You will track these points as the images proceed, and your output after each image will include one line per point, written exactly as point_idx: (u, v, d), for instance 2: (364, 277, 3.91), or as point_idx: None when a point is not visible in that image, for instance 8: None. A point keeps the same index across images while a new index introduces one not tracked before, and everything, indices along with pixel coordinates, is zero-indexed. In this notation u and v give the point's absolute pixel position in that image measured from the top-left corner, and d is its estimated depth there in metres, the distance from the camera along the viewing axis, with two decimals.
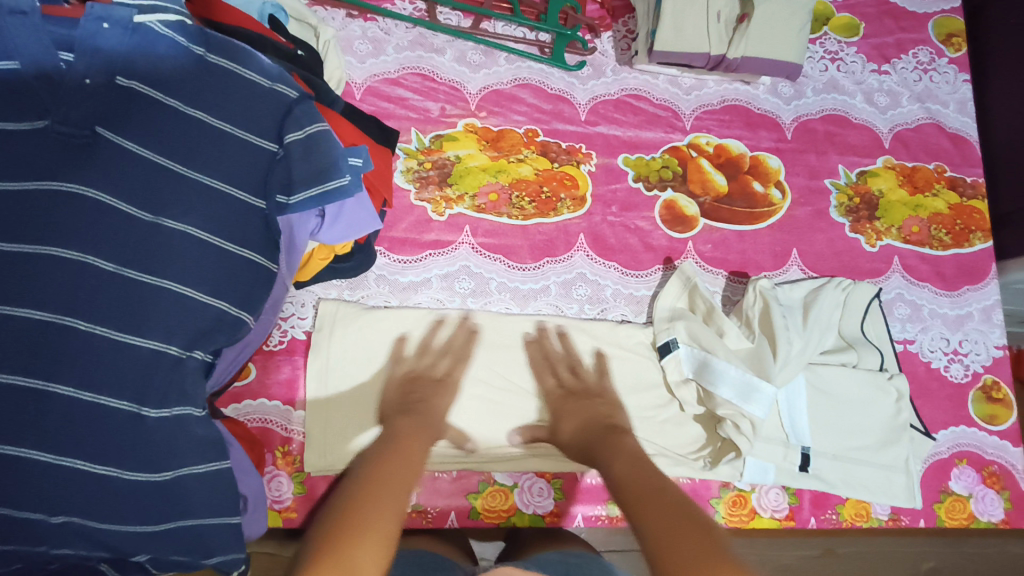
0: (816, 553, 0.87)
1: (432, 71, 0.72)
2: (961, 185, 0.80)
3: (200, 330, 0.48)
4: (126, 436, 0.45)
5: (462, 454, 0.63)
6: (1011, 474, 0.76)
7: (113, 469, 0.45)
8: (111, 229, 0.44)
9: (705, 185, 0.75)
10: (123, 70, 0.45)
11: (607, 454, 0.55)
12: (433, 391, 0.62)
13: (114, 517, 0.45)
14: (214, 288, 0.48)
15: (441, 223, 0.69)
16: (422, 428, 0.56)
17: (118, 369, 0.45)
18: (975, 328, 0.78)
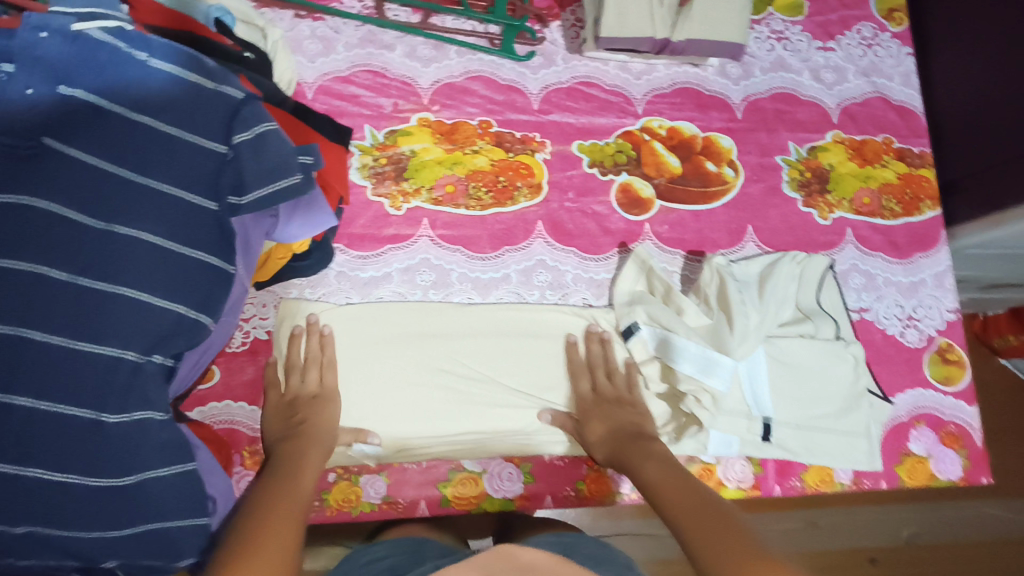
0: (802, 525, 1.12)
1: (381, 67, 0.78)
2: (909, 155, 0.84)
3: (158, 335, 0.57)
4: (89, 438, 0.54)
5: (431, 431, 0.68)
6: (970, 433, 0.77)
7: (76, 473, 0.54)
8: (64, 236, 0.54)
9: (659, 167, 0.79)
10: (66, 81, 0.54)
11: (635, 461, 0.61)
12: (311, 406, 0.64)
13: (77, 511, 0.55)
14: (168, 292, 0.57)
15: (398, 217, 0.74)
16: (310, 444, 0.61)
17: (77, 372, 0.54)
18: (929, 294, 0.80)
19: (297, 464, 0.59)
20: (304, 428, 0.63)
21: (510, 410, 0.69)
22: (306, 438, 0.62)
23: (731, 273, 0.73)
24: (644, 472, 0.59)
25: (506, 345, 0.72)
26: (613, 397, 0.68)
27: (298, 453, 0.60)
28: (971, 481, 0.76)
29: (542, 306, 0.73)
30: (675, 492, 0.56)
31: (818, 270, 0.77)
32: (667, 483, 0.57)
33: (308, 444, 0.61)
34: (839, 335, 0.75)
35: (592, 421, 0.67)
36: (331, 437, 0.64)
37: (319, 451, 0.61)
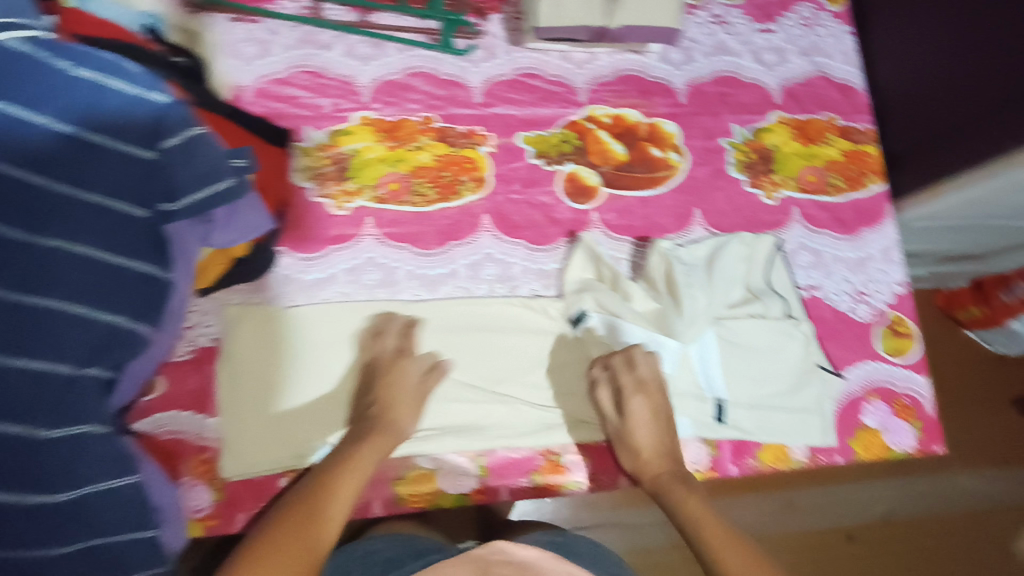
0: (781, 505, 1.25)
1: (320, 67, 0.77)
2: (853, 133, 0.85)
3: (95, 348, 0.56)
4: (25, 456, 0.53)
5: None
6: (922, 404, 0.78)
7: (14, 492, 0.52)
8: None
9: (605, 155, 0.79)
10: None
11: (678, 492, 0.65)
12: (395, 390, 0.65)
13: (15, 533, 0.53)
14: (103, 304, 0.56)
15: (342, 217, 0.73)
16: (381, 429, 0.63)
17: (9, 391, 0.52)
18: (877, 269, 0.81)
19: (360, 453, 0.61)
20: (376, 412, 0.64)
21: (462, 403, 0.70)
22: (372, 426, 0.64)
23: (679, 256, 0.75)
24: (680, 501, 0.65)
25: (456, 340, 0.72)
26: (659, 403, 0.68)
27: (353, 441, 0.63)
28: (925, 451, 0.77)
29: (491, 300, 0.73)
30: (712, 530, 0.62)
31: (766, 250, 0.78)
32: (705, 517, 0.63)
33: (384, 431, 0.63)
34: (789, 313, 0.76)
35: (640, 421, 0.68)
36: (407, 424, 0.65)
37: (388, 441, 0.63)
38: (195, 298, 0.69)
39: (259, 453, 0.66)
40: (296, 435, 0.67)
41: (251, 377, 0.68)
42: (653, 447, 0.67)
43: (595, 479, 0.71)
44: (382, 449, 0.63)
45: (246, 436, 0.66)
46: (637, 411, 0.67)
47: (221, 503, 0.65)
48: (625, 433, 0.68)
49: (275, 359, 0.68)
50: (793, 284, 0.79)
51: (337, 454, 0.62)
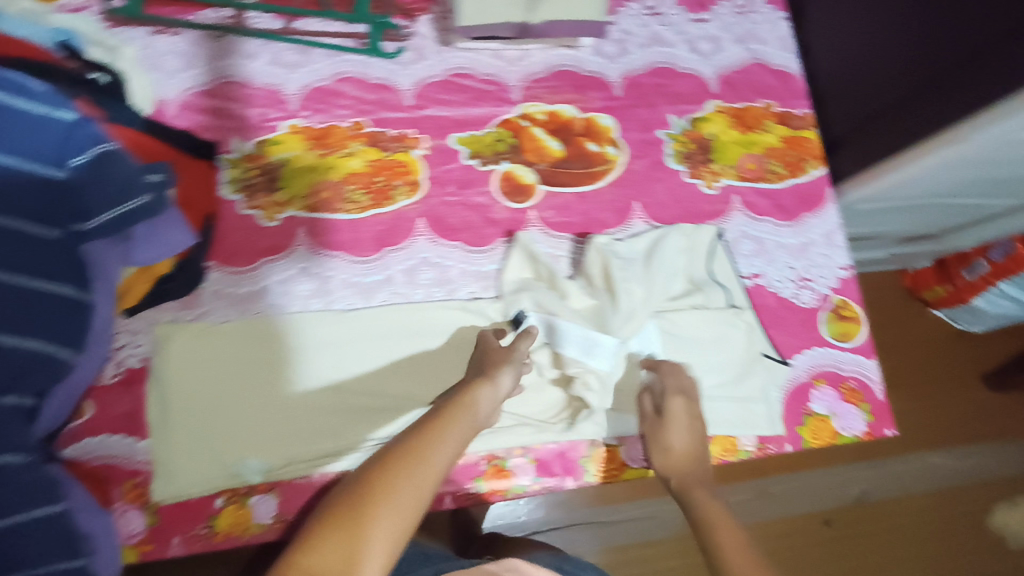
0: (752, 495, 1.26)
1: (245, 77, 0.75)
2: (791, 118, 0.85)
3: (18, 374, 0.54)
4: None
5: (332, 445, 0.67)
6: (870, 387, 0.78)
7: None
8: None
9: (540, 152, 0.79)
10: None
11: (699, 492, 0.67)
12: (491, 359, 0.66)
13: None
14: (25, 329, 0.54)
15: (273, 228, 0.72)
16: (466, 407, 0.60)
17: None
18: (819, 253, 0.81)
19: (437, 433, 0.57)
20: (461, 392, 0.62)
21: (401, 412, 0.69)
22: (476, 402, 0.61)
23: (616, 253, 0.75)
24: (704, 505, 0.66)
25: (393, 348, 0.71)
26: (682, 397, 0.69)
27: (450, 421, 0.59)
28: (876, 434, 0.77)
29: (429, 304, 0.72)
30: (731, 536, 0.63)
31: (707, 243, 0.78)
32: (721, 519, 0.65)
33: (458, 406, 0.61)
34: (730, 303, 0.77)
35: (677, 414, 0.68)
36: (502, 383, 0.64)
37: (464, 417, 0.60)
38: (122, 320, 0.68)
39: (191, 475, 0.64)
40: (227, 456, 0.65)
41: (185, 395, 0.66)
42: (687, 447, 0.68)
43: (540, 481, 0.71)
44: (460, 441, 0.58)
45: (177, 458, 0.65)
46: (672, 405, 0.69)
47: (154, 527, 0.64)
48: (657, 428, 0.69)
49: (209, 379, 0.67)
50: (735, 273, 0.79)
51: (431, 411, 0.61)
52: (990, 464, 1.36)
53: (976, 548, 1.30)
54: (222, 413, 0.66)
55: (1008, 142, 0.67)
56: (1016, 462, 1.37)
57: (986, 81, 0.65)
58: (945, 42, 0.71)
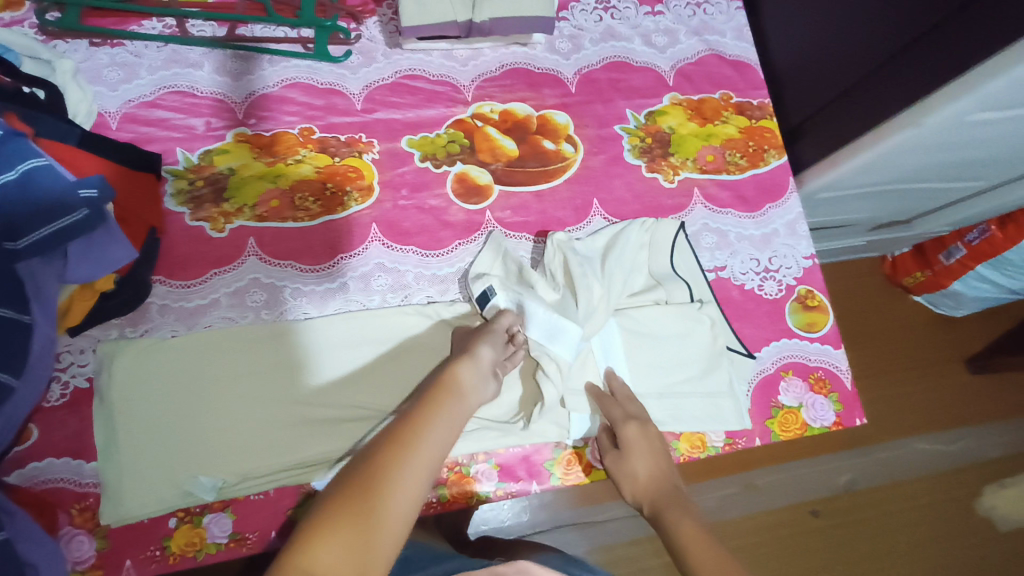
0: (738, 490, 1.25)
1: (189, 86, 0.74)
2: (749, 109, 0.84)
3: None
4: None
5: (289, 460, 0.65)
6: (838, 376, 0.77)
7: None
8: None
9: (495, 152, 0.77)
10: None
11: (671, 514, 0.65)
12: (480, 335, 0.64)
13: None
14: None
15: (221, 239, 0.71)
16: (451, 395, 0.58)
17: None
18: (783, 244, 0.80)
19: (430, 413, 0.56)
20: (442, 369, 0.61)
21: (358, 422, 0.67)
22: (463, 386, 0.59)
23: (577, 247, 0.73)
24: (677, 527, 0.63)
25: (346, 358, 0.69)
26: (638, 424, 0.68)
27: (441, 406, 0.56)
28: (846, 424, 0.76)
29: (383, 310, 0.70)
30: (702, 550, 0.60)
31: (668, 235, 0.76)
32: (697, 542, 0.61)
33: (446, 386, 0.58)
34: (692, 297, 0.75)
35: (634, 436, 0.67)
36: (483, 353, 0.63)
37: (453, 402, 0.57)
38: (68, 339, 0.66)
39: (140, 498, 0.62)
40: (177, 475, 0.63)
41: (131, 414, 0.64)
42: (647, 472, 0.67)
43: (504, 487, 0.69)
44: (450, 429, 0.56)
45: (126, 481, 0.62)
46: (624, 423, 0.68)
47: (105, 551, 0.62)
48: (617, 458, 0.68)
49: (156, 397, 0.65)
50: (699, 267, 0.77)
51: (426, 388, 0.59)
52: (977, 448, 1.35)
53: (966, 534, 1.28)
54: (171, 432, 0.64)
55: (956, 126, 0.67)
56: (1001, 445, 1.37)
57: (928, 69, 0.65)
58: (877, 36, 0.71)
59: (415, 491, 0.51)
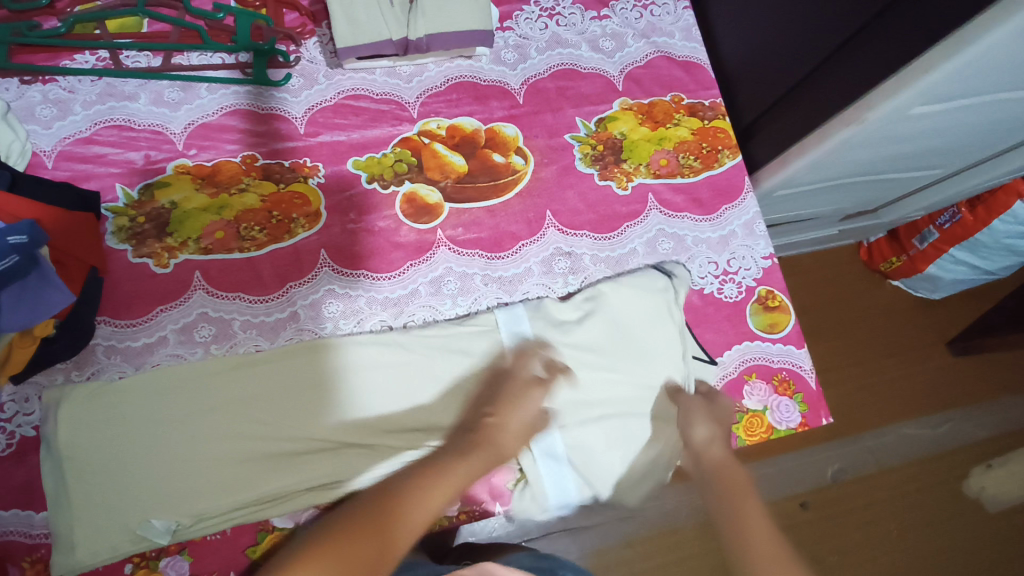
0: None
1: (126, 119, 0.73)
2: (700, 110, 0.83)
3: None
4: None
5: (246, 500, 0.63)
6: (803, 376, 0.76)
7: None
8: None
9: (444, 169, 0.76)
10: None
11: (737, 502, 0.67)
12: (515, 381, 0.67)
13: None
14: None
15: (166, 275, 0.69)
16: (472, 458, 0.62)
17: None
18: (741, 245, 0.79)
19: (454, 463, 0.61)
20: (490, 429, 0.64)
21: (314, 454, 0.65)
22: (484, 446, 0.63)
23: (540, 317, 0.71)
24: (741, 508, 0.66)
25: (300, 394, 0.66)
26: (721, 433, 0.70)
27: (464, 460, 0.62)
28: (813, 424, 0.75)
29: (335, 338, 0.68)
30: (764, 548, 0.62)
31: (644, 281, 0.73)
32: (750, 515, 0.65)
33: (469, 445, 0.63)
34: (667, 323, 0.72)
35: (708, 422, 0.70)
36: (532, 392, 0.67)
37: (479, 458, 0.63)
38: (12, 387, 0.65)
39: (91, 548, 0.60)
40: (130, 520, 0.61)
41: (78, 463, 0.62)
42: (708, 436, 0.69)
43: (467, 510, 0.68)
44: (456, 490, 0.61)
45: (76, 532, 0.61)
46: (710, 410, 0.70)
47: None
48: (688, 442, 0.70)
49: (99, 444, 0.62)
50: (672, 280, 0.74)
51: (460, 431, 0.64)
52: (963, 429, 1.35)
53: (958, 517, 1.27)
54: (117, 479, 0.62)
55: (899, 121, 0.66)
56: (986, 424, 1.36)
57: (864, 73, 0.65)
58: (806, 44, 0.71)
59: (407, 537, 0.57)
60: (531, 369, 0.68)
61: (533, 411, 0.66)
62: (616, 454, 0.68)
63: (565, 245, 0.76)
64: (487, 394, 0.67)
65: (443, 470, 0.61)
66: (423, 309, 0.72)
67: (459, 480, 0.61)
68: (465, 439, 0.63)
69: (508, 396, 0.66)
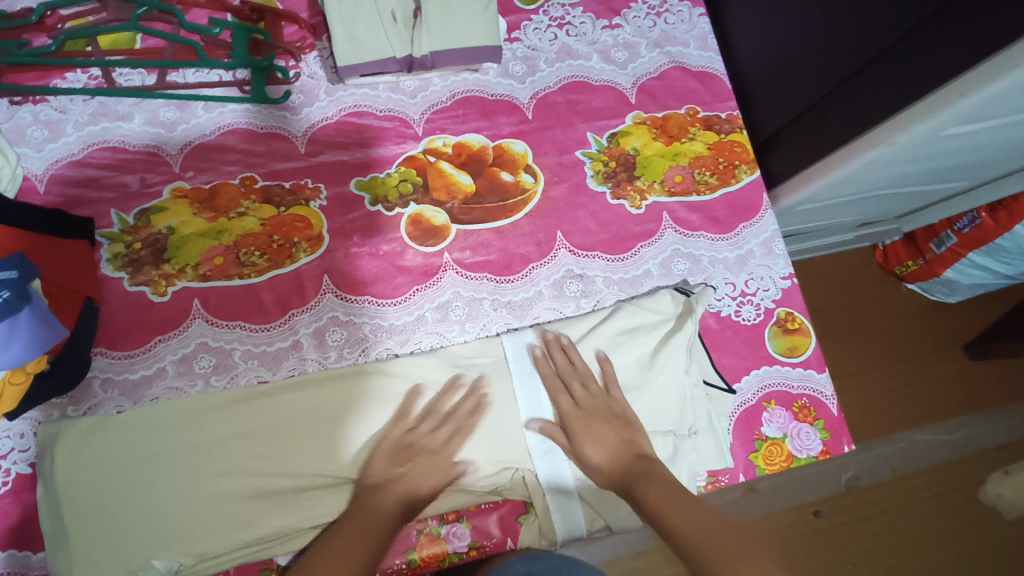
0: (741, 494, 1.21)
1: (120, 141, 0.71)
2: (717, 123, 0.80)
3: None
4: None
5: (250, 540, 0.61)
6: (824, 402, 0.73)
7: None
8: None
9: (450, 189, 0.73)
10: None
11: (642, 486, 0.60)
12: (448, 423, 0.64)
13: None
14: None
15: (163, 303, 0.67)
16: (389, 513, 0.59)
17: None
18: (759, 265, 0.76)
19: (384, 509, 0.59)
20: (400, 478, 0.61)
21: (319, 490, 0.63)
22: (391, 502, 0.60)
23: (551, 346, 0.68)
24: (645, 495, 0.59)
25: (306, 429, 0.63)
26: (613, 444, 0.63)
27: (381, 515, 0.59)
28: (834, 452, 0.72)
29: (340, 369, 0.66)
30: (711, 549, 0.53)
31: (563, 368, 0.67)
32: (668, 500, 0.58)
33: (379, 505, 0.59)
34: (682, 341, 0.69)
35: (589, 440, 0.64)
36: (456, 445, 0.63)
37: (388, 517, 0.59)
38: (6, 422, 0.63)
39: None
40: (129, 560, 0.59)
41: (74, 503, 0.59)
42: (597, 449, 0.63)
43: (477, 547, 0.66)
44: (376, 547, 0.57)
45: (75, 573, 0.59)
46: (586, 423, 0.64)
47: None
48: (575, 455, 0.64)
49: (96, 482, 0.60)
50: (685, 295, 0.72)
51: (387, 484, 0.61)
52: (981, 435, 1.31)
53: (976, 524, 1.23)
54: (115, 519, 0.60)
55: (931, 141, 0.63)
56: (1006, 430, 1.32)
57: (892, 93, 0.61)
58: (829, 59, 0.68)
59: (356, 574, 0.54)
60: (440, 428, 0.63)
61: (441, 472, 0.62)
62: None
63: (577, 266, 0.73)
64: (393, 446, 0.62)
65: (359, 521, 0.57)
66: (430, 336, 0.69)
67: (372, 538, 0.57)
68: (365, 498, 0.60)
69: (407, 460, 0.62)
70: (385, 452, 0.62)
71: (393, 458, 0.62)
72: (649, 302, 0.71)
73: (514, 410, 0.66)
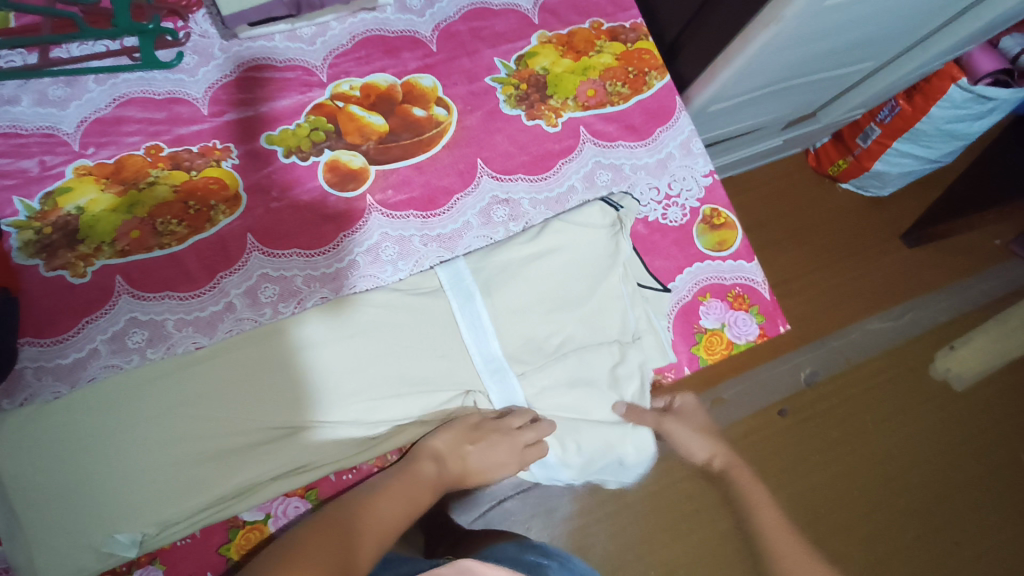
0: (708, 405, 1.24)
1: (11, 126, 0.68)
2: (621, 33, 0.81)
3: None
4: None
5: (217, 498, 0.61)
6: (756, 288, 0.76)
7: None
8: None
9: (363, 131, 0.72)
10: None
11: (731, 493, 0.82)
12: (355, 353, 0.65)
13: None
14: None
15: (84, 284, 0.65)
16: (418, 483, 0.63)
17: None
18: (680, 166, 0.78)
19: (399, 478, 0.63)
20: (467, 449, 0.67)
21: (274, 443, 0.63)
22: (421, 475, 0.64)
23: (485, 270, 0.70)
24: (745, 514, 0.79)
25: (254, 388, 0.63)
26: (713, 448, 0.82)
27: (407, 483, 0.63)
28: (771, 334, 0.75)
29: (277, 322, 0.66)
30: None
31: (499, 287, 0.69)
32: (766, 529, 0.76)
33: (410, 481, 0.63)
34: (615, 249, 0.71)
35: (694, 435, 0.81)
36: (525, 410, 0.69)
37: (420, 495, 0.63)
38: None
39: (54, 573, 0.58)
40: (91, 539, 0.58)
41: (24, 491, 0.58)
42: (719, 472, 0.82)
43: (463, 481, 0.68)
44: (406, 512, 0.62)
45: (37, 560, 0.58)
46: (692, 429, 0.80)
47: None
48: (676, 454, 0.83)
49: (42, 468, 0.59)
50: (608, 202, 0.73)
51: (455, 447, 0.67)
52: (925, 317, 1.37)
53: (928, 398, 1.30)
54: (66, 501, 0.58)
55: (818, 13, 0.65)
56: (948, 308, 1.38)
57: None
58: None
59: (353, 542, 0.57)
60: (362, 356, 0.65)
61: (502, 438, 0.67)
62: (582, 390, 0.70)
63: (501, 191, 0.73)
64: (321, 392, 0.64)
65: (374, 504, 0.60)
66: (366, 280, 0.69)
67: (403, 508, 0.62)
68: (419, 465, 0.64)
69: (476, 443, 0.67)
70: (459, 431, 0.67)
71: (467, 435, 0.67)
72: (575, 214, 0.72)
73: (457, 335, 0.69)
